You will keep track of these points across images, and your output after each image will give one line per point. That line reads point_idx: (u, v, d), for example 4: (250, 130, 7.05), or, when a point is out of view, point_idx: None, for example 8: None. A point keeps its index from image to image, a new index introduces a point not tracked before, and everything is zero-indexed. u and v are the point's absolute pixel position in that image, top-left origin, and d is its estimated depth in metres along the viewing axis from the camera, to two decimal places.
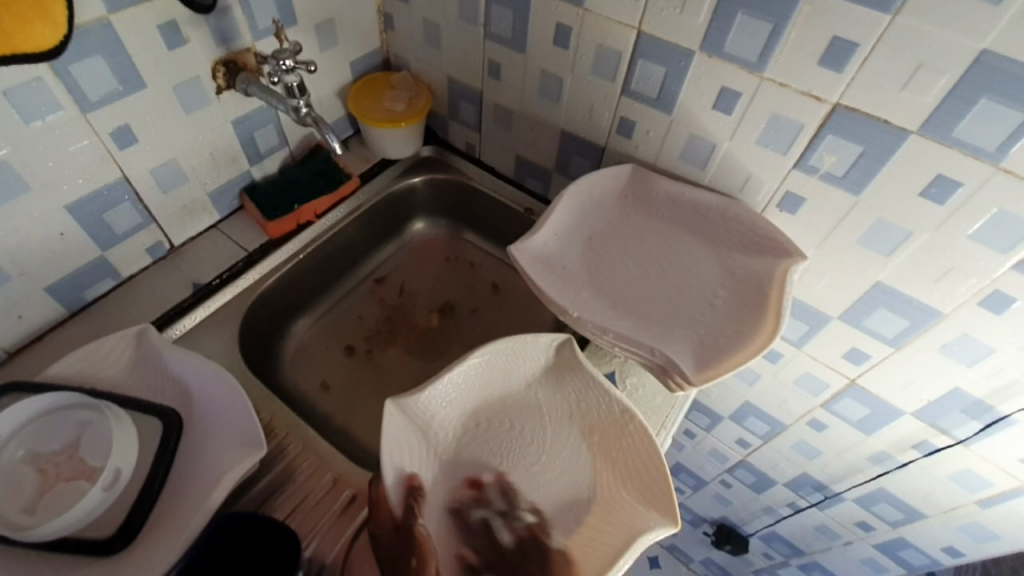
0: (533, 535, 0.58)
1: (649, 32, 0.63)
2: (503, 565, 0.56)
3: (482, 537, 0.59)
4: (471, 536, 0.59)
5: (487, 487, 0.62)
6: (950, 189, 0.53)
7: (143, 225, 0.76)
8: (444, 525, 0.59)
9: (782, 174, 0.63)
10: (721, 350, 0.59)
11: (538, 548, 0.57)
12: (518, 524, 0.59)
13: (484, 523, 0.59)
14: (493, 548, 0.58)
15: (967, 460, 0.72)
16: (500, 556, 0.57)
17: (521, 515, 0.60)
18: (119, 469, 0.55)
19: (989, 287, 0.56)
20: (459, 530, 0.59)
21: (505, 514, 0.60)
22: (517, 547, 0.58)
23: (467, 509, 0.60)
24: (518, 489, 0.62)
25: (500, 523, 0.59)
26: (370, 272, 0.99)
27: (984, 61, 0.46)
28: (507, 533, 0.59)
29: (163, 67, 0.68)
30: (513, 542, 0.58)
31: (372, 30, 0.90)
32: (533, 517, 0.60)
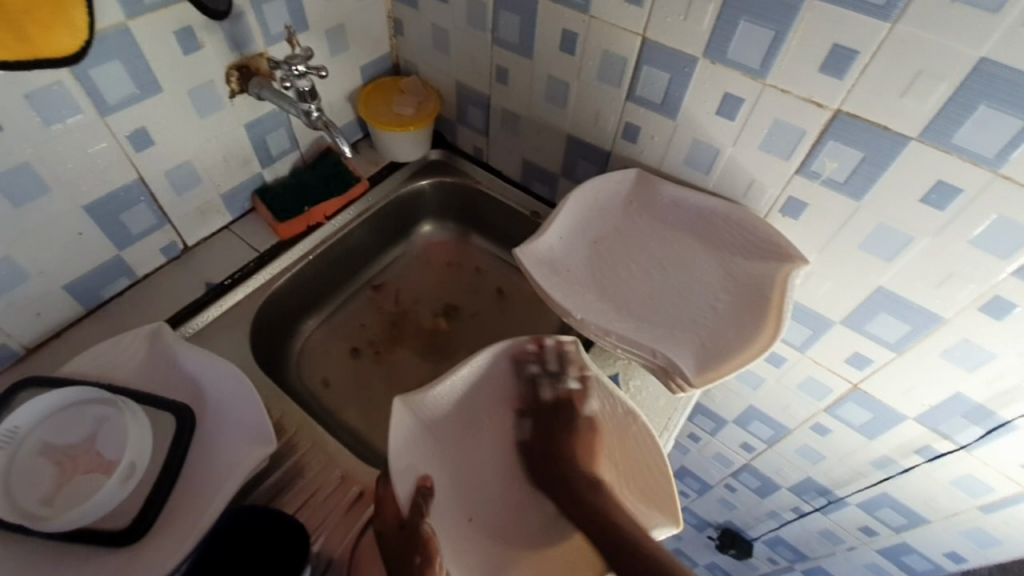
0: (568, 399, 0.65)
1: (653, 38, 0.64)
2: (538, 412, 0.66)
3: (529, 388, 0.66)
4: (522, 385, 0.67)
5: (547, 350, 0.65)
6: (950, 194, 0.54)
7: (158, 225, 0.78)
8: (503, 373, 0.66)
9: (785, 179, 0.64)
10: (721, 353, 0.59)
11: (570, 409, 0.65)
12: (560, 389, 0.65)
13: (533, 379, 0.66)
14: (535, 399, 0.66)
15: (969, 465, 0.72)
16: (540, 405, 0.66)
17: (568, 381, 0.65)
18: (135, 462, 0.57)
19: (990, 292, 0.57)
20: (514, 381, 0.67)
21: (554, 377, 0.65)
22: (554, 404, 0.65)
23: (526, 361, 0.66)
24: (572, 356, 0.65)
25: (547, 383, 0.65)
26: (373, 276, 1.00)
27: (982, 68, 0.47)
28: (548, 391, 0.65)
29: (178, 72, 0.70)
30: (552, 400, 0.65)
31: (382, 36, 0.92)
32: (575, 386, 0.65)
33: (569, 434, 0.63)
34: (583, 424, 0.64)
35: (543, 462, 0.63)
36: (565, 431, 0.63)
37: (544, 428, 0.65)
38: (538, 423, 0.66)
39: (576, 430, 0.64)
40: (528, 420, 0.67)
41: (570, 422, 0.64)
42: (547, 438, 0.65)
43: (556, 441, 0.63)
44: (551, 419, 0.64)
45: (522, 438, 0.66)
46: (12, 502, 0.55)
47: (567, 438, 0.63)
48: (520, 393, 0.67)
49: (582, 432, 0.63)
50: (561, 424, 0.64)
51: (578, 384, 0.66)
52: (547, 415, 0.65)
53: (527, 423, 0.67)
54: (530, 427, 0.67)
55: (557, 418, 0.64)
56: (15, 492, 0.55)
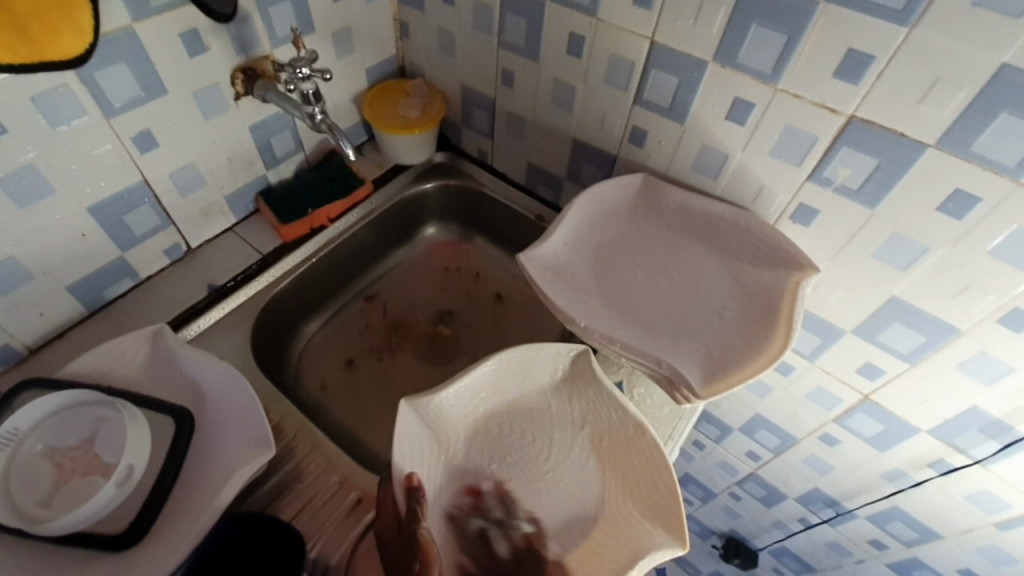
0: (528, 545, 0.58)
1: (662, 42, 0.63)
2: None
3: (479, 546, 0.58)
4: (468, 545, 0.58)
5: (484, 496, 0.61)
6: (968, 204, 0.52)
7: (161, 227, 0.78)
8: (440, 531, 0.58)
9: (796, 186, 0.62)
10: (728, 363, 0.58)
11: (533, 561, 0.57)
12: (516, 532, 0.59)
13: (479, 532, 0.58)
14: (491, 558, 0.57)
15: (984, 480, 0.70)
16: (498, 567, 0.56)
17: (517, 523, 0.59)
18: (132, 465, 0.57)
19: (1009, 305, 0.55)
20: (458, 541, 0.58)
21: (502, 523, 0.59)
22: (514, 558, 0.57)
23: (464, 517, 0.59)
24: (515, 495, 0.61)
25: (497, 532, 0.58)
26: (368, 286, 0.99)
27: (1004, 75, 0.46)
28: (503, 544, 0.58)
29: (184, 74, 0.69)
30: (510, 553, 0.57)
31: (388, 38, 0.91)
32: (529, 527, 0.59)
33: None
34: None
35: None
36: None
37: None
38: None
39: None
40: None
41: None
42: None
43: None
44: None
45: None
46: (11, 503, 0.55)
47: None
48: (467, 555, 0.57)
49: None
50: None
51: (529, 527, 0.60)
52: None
53: None
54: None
55: (519, 575, 0.56)
56: (15, 493, 0.55)
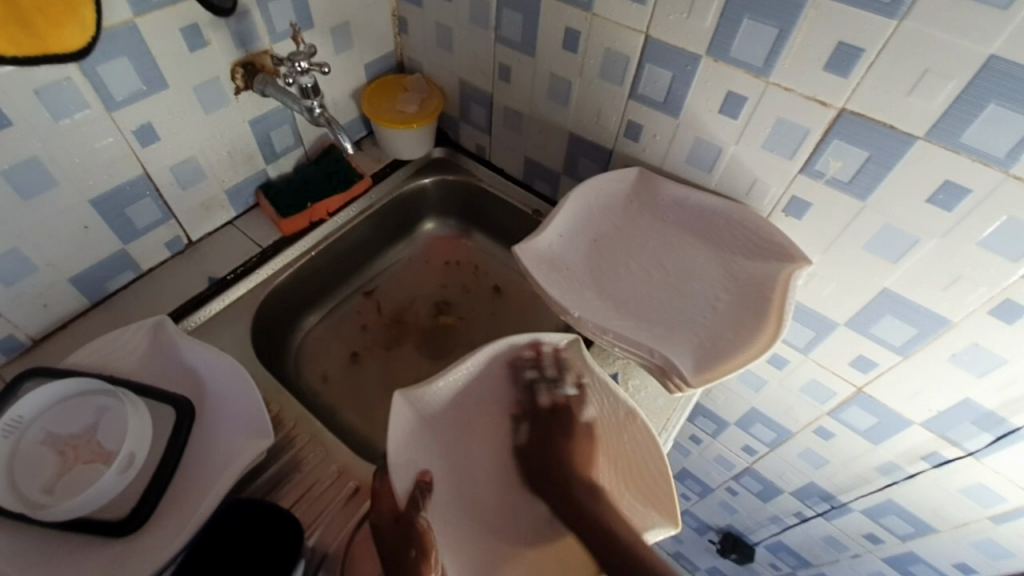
0: (565, 405, 0.65)
1: (656, 36, 0.63)
2: (534, 419, 0.66)
3: (527, 393, 0.66)
4: (520, 390, 0.66)
5: (543, 353, 0.65)
6: (958, 195, 0.53)
7: (162, 219, 0.79)
8: (501, 374, 0.66)
9: (788, 179, 0.63)
10: (719, 352, 0.59)
11: (565, 414, 0.65)
12: (559, 393, 0.65)
13: (531, 385, 0.66)
14: (532, 405, 0.66)
15: (978, 473, 0.70)
16: (537, 413, 0.66)
17: (565, 387, 0.65)
18: (133, 452, 0.58)
19: (1000, 296, 0.55)
20: (515, 390, 0.66)
21: (551, 382, 0.65)
22: (551, 409, 0.65)
23: (522, 367, 0.66)
24: (570, 362, 0.65)
25: (545, 388, 0.65)
26: (367, 282, 0.99)
27: (992, 66, 0.46)
28: (546, 396, 0.65)
29: (184, 68, 0.70)
30: (549, 404, 0.65)
31: (387, 34, 0.92)
32: (572, 391, 0.65)
33: (567, 441, 0.63)
34: (582, 430, 0.64)
35: (540, 466, 0.63)
36: (564, 437, 0.64)
37: (541, 434, 0.65)
38: (534, 429, 0.66)
39: (574, 437, 0.64)
40: (525, 427, 0.67)
41: (566, 428, 0.64)
42: (545, 443, 0.64)
43: (554, 452, 0.63)
44: (546, 425, 0.65)
45: (519, 445, 0.66)
46: (14, 489, 0.56)
47: (563, 442, 0.63)
48: (518, 398, 0.67)
49: (580, 437, 0.63)
50: (558, 429, 0.64)
51: (574, 391, 0.66)
52: (544, 420, 0.65)
53: (524, 429, 0.66)
54: (527, 433, 0.66)
55: (551, 424, 0.64)
56: (18, 480, 0.56)
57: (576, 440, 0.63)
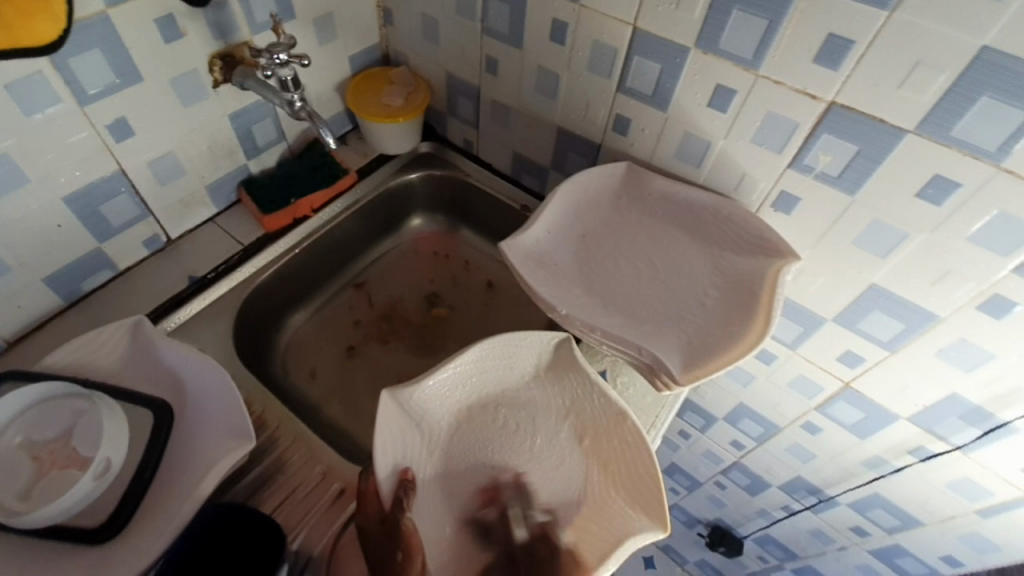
0: (544, 534, 0.58)
1: (645, 28, 0.62)
2: (511, 567, 0.56)
3: (496, 536, 0.58)
4: (483, 539, 0.58)
5: (502, 483, 0.62)
6: (948, 189, 0.52)
7: (140, 217, 0.76)
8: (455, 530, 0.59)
9: (777, 173, 0.62)
10: (708, 349, 0.58)
11: (550, 547, 0.57)
12: (531, 522, 0.59)
13: (497, 523, 0.59)
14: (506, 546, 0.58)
15: (965, 467, 0.70)
16: (512, 554, 0.57)
17: (535, 513, 0.60)
18: (110, 458, 0.56)
19: (989, 291, 0.55)
20: (481, 534, 0.59)
21: (521, 509, 0.60)
22: (529, 546, 0.57)
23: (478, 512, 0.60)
24: (533, 486, 0.62)
25: (514, 520, 0.59)
26: (355, 276, 0.98)
27: (985, 57, 0.45)
28: (521, 529, 0.58)
29: (160, 60, 0.68)
30: (526, 540, 0.58)
31: (371, 25, 0.90)
32: (545, 516, 0.59)
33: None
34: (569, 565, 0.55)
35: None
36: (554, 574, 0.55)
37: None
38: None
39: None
40: None
41: (550, 566, 0.55)
42: None
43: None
44: (527, 567, 0.56)
45: None
46: None
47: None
48: (485, 542, 0.58)
49: (569, 575, 0.55)
50: (542, 570, 0.55)
51: (545, 517, 0.60)
52: (522, 563, 0.56)
53: None
54: None
55: (533, 565, 0.56)
56: None
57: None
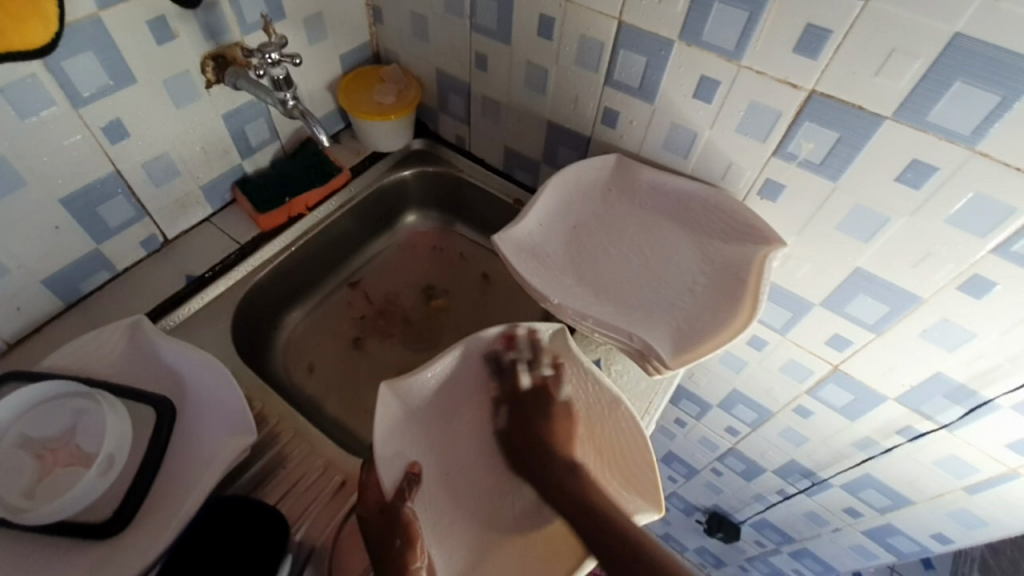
0: (545, 383, 0.66)
1: (629, 22, 0.64)
2: (514, 403, 0.66)
3: (509, 376, 0.66)
4: (499, 376, 0.66)
5: (518, 338, 0.65)
6: (926, 173, 0.54)
7: (136, 217, 0.77)
8: (472, 363, 0.66)
9: (762, 162, 0.64)
10: (698, 334, 0.59)
11: (547, 394, 0.65)
12: (536, 374, 0.66)
13: (512, 367, 0.66)
14: (513, 387, 0.66)
15: (950, 445, 0.72)
16: (518, 394, 0.66)
17: (542, 367, 0.66)
18: (113, 455, 0.58)
19: (968, 272, 0.57)
20: (492, 373, 0.67)
21: (529, 363, 0.66)
22: (531, 392, 0.65)
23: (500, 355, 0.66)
24: (547, 343, 0.66)
25: (524, 370, 0.66)
26: (351, 274, 0.99)
27: (957, 43, 0.47)
28: (527, 378, 0.66)
29: (152, 62, 0.69)
30: (531, 386, 0.65)
31: (361, 24, 0.91)
32: (549, 371, 0.66)
33: (549, 419, 0.64)
34: (561, 409, 0.64)
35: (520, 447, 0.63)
36: (545, 416, 0.64)
37: (523, 417, 0.65)
38: (514, 412, 0.66)
39: (556, 417, 0.64)
40: (504, 409, 0.67)
41: (546, 410, 0.64)
42: (526, 425, 0.64)
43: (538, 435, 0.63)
44: (528, 407, 0.65)
45: (499, 429, 0.66)
46: None
47: (546, 423, 0.63)
48: (494, 381, 0.67)
49: (560, 417, 0.64)
50: (539, 409, 0.64)
51: (549, 371, 0.66)
52: (524, 402, 0.65)
53: (504, 411, 0.66)
54: (506, 416, 0.66)
55: (534, 407, 0.65)
56: None
57: (557, 420, 0.64)
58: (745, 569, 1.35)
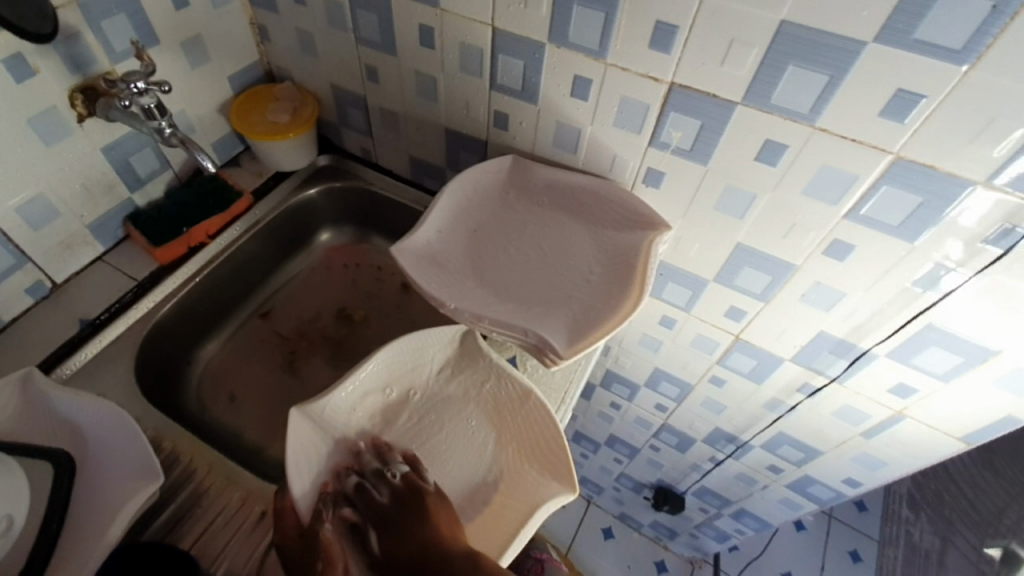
0: (409, 484, 0.59)
1: (502, 27, 0.65)
2: (383, 523, 0.57)
3: (355, 500, 0.58)
4: (344, 501, 0.58)
5: (363, 450, 0.62)
6: (779, 151, 0.58)
7: (17, 265, 0.73)
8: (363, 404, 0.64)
9: (641, 152, 0.67)
10: (591, 323, 0.62)
11: (413, 497, 0.59)
12: (395, 474, 0.60)
13: (357, 485, 0.59)
14: (369, 506, 0.58)
15: (843, 396, 0.78)
16: (378, 511, 0.58)
17: (396, 467, 0.61)
18: (12, 516, 0.53)
19: (830, 238, 0.62)
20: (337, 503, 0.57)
21: (379, 472, 0.60)
22: (394, 500, 0.58)
23: (342, 475, 0.59)
24: (488, 398, 0.66)
25: (375, 482, 0.59)
26: (260, 305, 0.96)
27: (785, 30, 0.51)
28: (383, 489, 0.59)
29: (12, 101, 0.65)
30: (389, 497, 0.59)
31: (248, 43, 0.89)
32: (407, 467, 0.61)
33: (428, 526, 0.56)
34: (438, 504, 0.58)
35: (406, 566, 0.54)
36: (423, 521, 0.57)
37: (392, 533, 0.56)
38: (384, 532, 0.57)
39: (434, 517, 0.57)
40: (372, 534, 0.57)
41: (422, 509, 0.57)
42: (398, 540, 0.56)
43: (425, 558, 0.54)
44: (396, 515, 0.57)
45: (375, 556, 0.55)
46: None
47: (423, 529, 0.56)
48: (344, 508, 0.57)
49: (439, 514, 0.57)
50: (410, 516, 0.57)
51: (407, 466, 0.62)
52: (389, 519, 0.57)
53: (371, 535, 0.57)
54: (376, 539, 0.56)
55: (402, 511, 0.57)
56: None
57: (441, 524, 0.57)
58: (695, 536, 1.42)
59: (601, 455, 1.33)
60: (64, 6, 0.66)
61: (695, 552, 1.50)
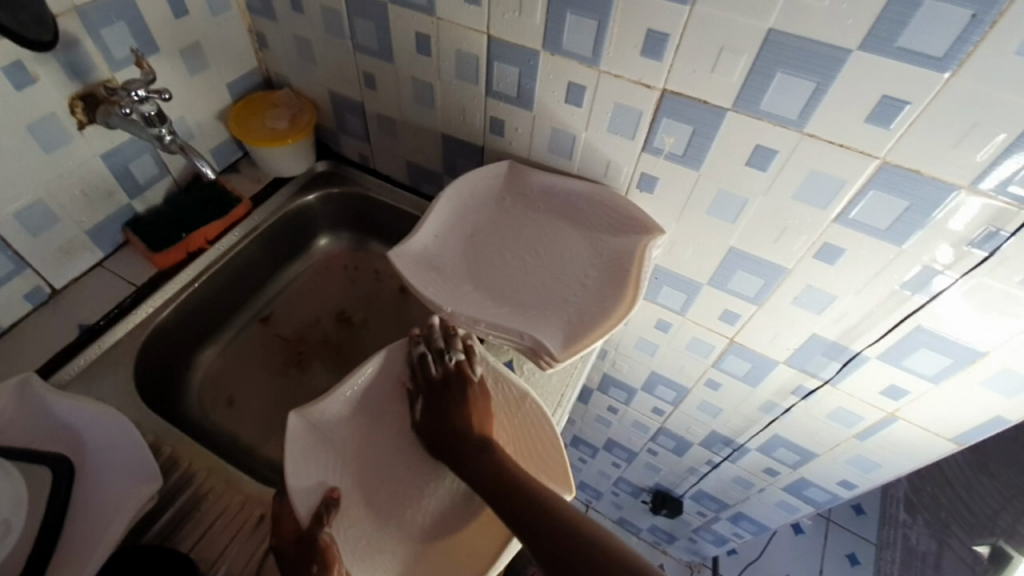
0: (459, 370, 0.65)
1: (497, 35, 0.66)
2: (432, 393, 0.65)
3: (418, 368, 0.66)
4: (412, 365, 0.67)
5: (433, 327, 0.66)
6: (769, 156, 0.60)
7: (16, 270, 0.73)
8: (388, 364, 0.68)
9: (635, 157, 0.68)
10: (586, 326, 0.62)
11: (460, 381, 0.64)
12: (449, 360, 0.65)
13: (420, 357, 0.66)
14: (424, 376, 0.66)
15: (837, 398, 0.79)
16: (430, 382, 0.65)
17: (454, 353, 0.65)
18: (9, 521, 0.53)
19: (820, 242, 0.63)
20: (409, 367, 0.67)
21: (441, 352, 0.65)
22: (445, 378, 0.65)
23: (414, 344, 0.66)
24: None
25: (434, 358, 0.65)
26: (259, 311, 0.97)
27: (773, 39, 0.52)
28: (436, 366, 0.65)
29: (12, 108, 0.66)
30: (441, 373, 0.65)
31: (246, 51, 0.90)
32: (462, 355, 0.65)
33: (465, 405, 0.63)
34: (476, 393, 0.64)
35: (437, 433, 0.63)
36: (463, 399, 0.64)
37: (435, 403, 0.64)
38: (428, 403, 0.65)
39: (471, 402, 0.63)
40: (420, 401, 0.66)
41: (462, 393, 0.64)
42: (437, 410, 0.64)
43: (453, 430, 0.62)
44: (443, 391, 0.64)
45: (416, 421, 0.65)
46: None
47: (459, 408, 0.63)
48: (408, 374, 0.67)
49: (475, 401, 0.64)
50: (455, 393, 0.64)
51: (463, 354, 0.66)
52: (437, 391, 0.65)
53: (418, 403, 0.66)
54: (421, 407, 0.65)
55: (448, 390, 0.64)
56: None
57: (474, 407, 0.63)
58: (694, 540, 1.42)
59: (599, 459, 1.33)
60: (65, 14, 0.66)
61: (693, 556, 1.50)
